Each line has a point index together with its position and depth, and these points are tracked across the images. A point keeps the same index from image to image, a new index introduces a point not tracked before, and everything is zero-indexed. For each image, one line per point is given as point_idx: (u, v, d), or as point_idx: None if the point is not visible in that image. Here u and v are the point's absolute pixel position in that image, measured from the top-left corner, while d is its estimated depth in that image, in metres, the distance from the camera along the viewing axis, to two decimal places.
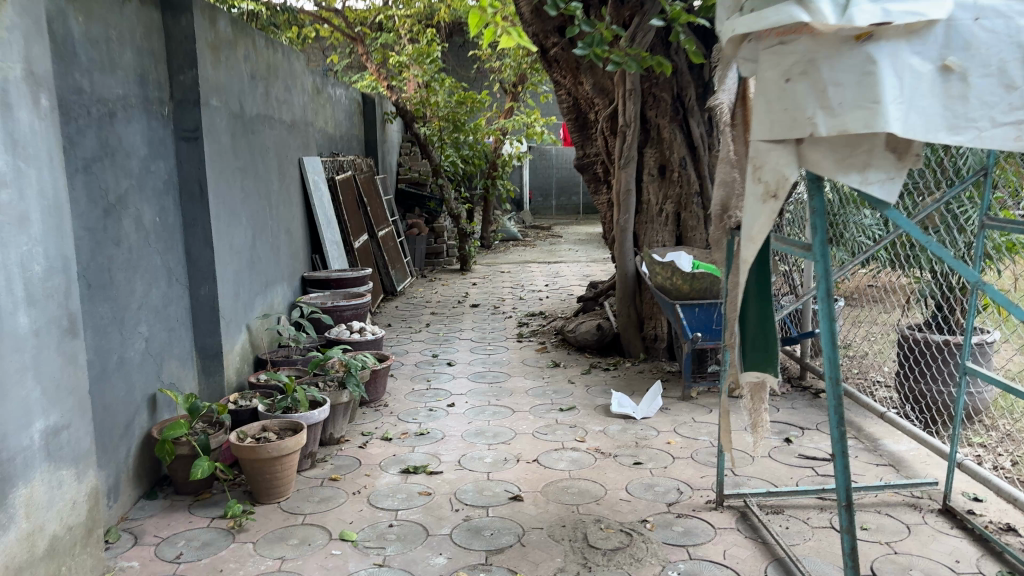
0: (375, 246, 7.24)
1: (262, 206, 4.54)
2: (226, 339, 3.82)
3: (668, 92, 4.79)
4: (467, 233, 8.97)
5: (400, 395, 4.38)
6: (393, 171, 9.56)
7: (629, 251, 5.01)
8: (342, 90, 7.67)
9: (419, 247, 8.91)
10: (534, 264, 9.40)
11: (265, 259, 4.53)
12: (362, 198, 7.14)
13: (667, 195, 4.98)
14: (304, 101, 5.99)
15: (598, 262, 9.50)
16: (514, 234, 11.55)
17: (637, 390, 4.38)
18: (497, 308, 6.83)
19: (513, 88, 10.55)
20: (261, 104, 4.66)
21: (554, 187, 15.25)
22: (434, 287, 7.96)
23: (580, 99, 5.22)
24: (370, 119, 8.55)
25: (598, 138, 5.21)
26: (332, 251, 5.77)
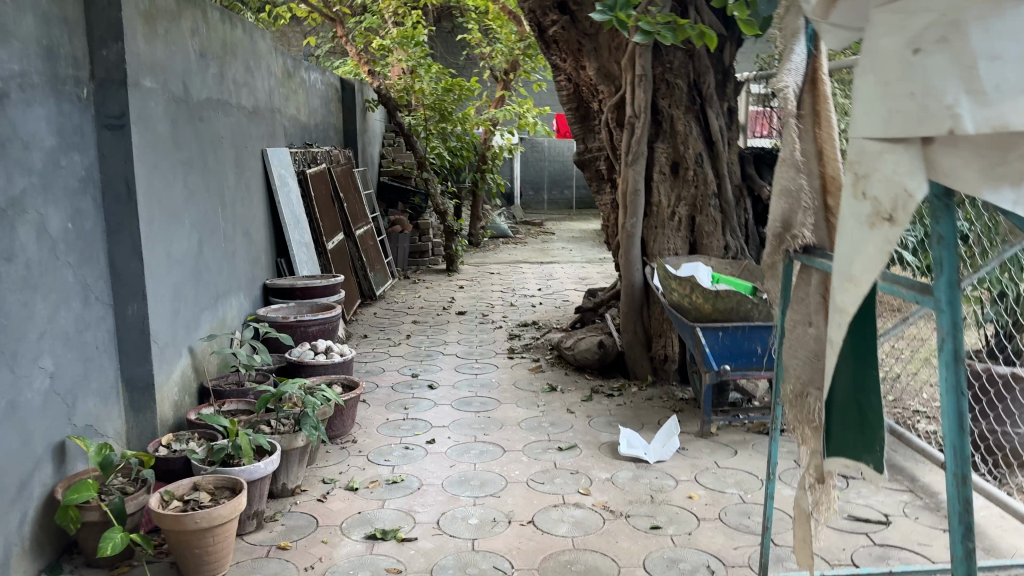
0: (352, 247, 6.61)
1: (213, 206, 3.90)
2: (160, 368, 3.19)
3: (683, 79, 4.26)
4: (454, 231, 8.34)
5: (371, 428, 3.76)
6: (374, 164, 8.90)
7: (637, 260, 4.41)
8: (318, 75, 7.06)
9: (402, 246, 8.26)
10: (525, 264, 8.80)
11: (215, 267, 3.89)
12: (338, 193, 6.50)
13: (681, 196, 4.37)
14: (271, 85, 5.34)
15: (593, 263, 8.91)
16: (505, 231, 10.92)
17: (647, 423, 3.78)
18: (486, 316, 6.21)
19: (504, 76, 9.88)
20: (212, 86, 4.01)
21: (546, 181, 14.62)
22: (418, 291, 7.33)
23: (581, 86, 4.62)
24: (349, 108, 7.90)
25: (601, 129, 4.61)
26: (300, 255, 5.13)
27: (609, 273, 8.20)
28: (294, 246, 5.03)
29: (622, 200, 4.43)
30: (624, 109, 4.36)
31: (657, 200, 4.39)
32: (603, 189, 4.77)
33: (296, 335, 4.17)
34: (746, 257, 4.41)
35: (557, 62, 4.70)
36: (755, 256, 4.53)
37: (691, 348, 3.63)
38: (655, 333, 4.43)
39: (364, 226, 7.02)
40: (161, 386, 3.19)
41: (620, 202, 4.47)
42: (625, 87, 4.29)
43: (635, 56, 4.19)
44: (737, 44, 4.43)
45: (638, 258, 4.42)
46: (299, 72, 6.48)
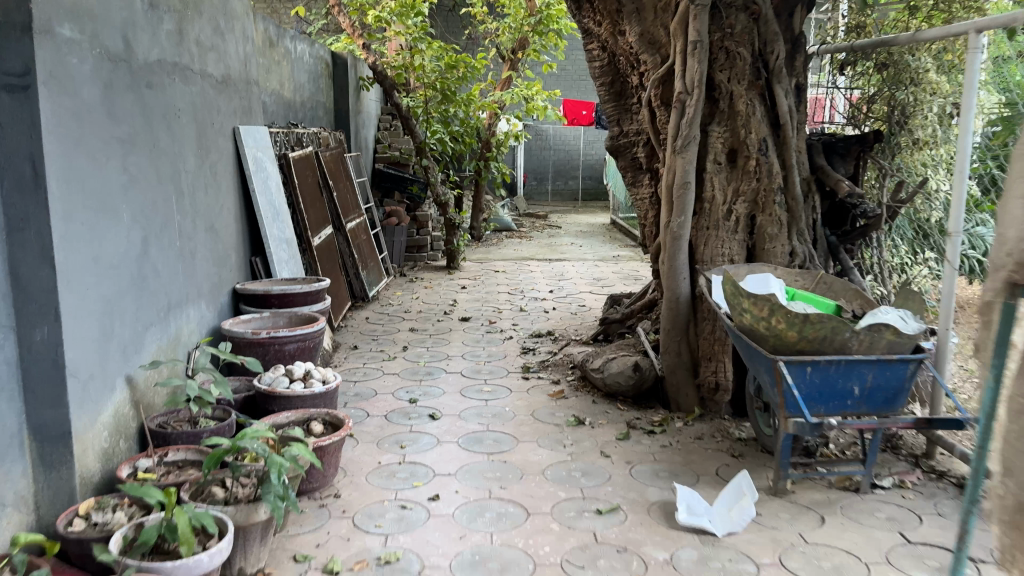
0: (342, 242, 5.84)
1: (165, 195, 3.13)
2: (82, 410, 2.41)
3: (747, 47, 3.49)
4: (456, 224, 7.57)
5: (359, 477, 3.01)
6: (369, 149, 8.09)
7: (685, 268, 3.65)
8: (306, 48, 6.26)
9: (398, 240, 7.49)
10: (532, 262, 8.05)
11: (165, 272, 3.11)
12: (326, 182, 5.71)
13: (739, 191, 3.61)
14: (250, 52, 4.55)
15: (606, 260, 8.16)
16: (509, 224, 10.14)
17: (704, 474, 3.04)
18: (493, 323, 5.44)
19: (511, 55, 9.04)
20: (167, 46, 3.22)
21: (550, 170, 13.86)
22: (415, 292, 6.56)
23: (617, 56, 3.85)
24: (341, 86, 7.10)
25: (641, 109, 3.84)
26: (279, 254, 4.35)
27: (626, 273, 7.44)
28: (272, 244, 4.25)
29: (668, 194, 3.66)
30: (673, 85, 3.59)
31: (710, 195, 3.63)
32: (640, 180, 4.00)
33: (269, 354, 3.42)
34: (815, 265, 3.67)
35: (589, 26, 3.92)
36: (823, 265, 3.80)
37: (764, 384, 2.89)
38: (703, 356, 3.69)
39: (356, 218, 6.24)
40: (83, 434, 2.41)
41: (663, 197, 3.71)
42: (676, 57, 3.52)
43: (689, 19, 3.42)
44: (809, 7, 3.67)
45: (685, 264, 3.65)
46: (284, 42, 5.69)
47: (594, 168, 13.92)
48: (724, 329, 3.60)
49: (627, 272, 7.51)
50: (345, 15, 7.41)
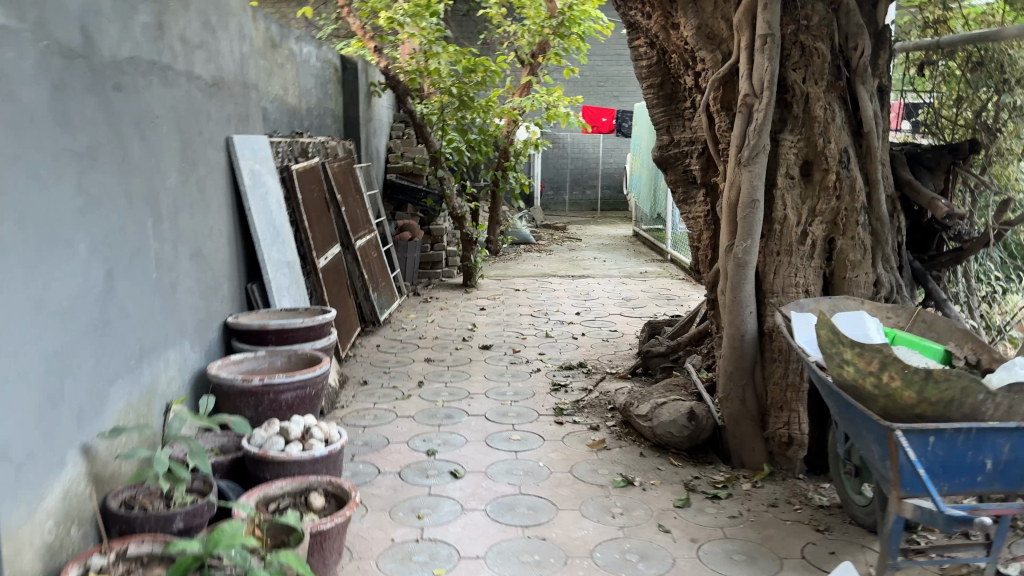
0: (350, 262, 5.33)
1: (137, 219, 2.61)
2: (17, 499, 1.89)
3: (825, 42, 2.96)
4: (473, 238, 7.04)
5: (368, 560, 2.47)
6: (380, 158, 7.58)
7: (751, 300, 3.10)
8: (313, 50, 5.77)
9: (411, 256, 7.00)
10: (554, 279, 7.51)
11: (137, 310, 2.60)
12: (334, 195, 5.21)
13: (815, 210, 3.07)
14: (248, 52, 4.06)
15: (633, 276, 7.61)
16: (527, 237, 9.61)
17: (789, 558, 2.49)
18: (517, 352, 4.90)
19: (530, 60, 8.53)
20: (142, 41, 2.71)
21: (568, 180, 13.34)
22: (429, 314, 6.03)
23: (667, 53, 3.32)
24: (351, 92, 6.60)
25: (695, 114, 3.31)
26: (278, 280, 3.83)
27: (655, 291, 6.88)
28: (270, 269, 3.73)
29: (730, 214, 3.12)
30: (737, 86, 3.06)
31: (782, 215, 3.07)
32: (693, 195, 3.46)
33: (264, 404, 2.91)
34: (903, 297, 3.12)
35: (635, 18, 3.40)
36: (910, 295, 3.24)
37: (867, 452, 2.34)
38: (771, 403, 3.14)
39: (367, 235, 5.74)
40: (17, 528, 1.89)
41: (724, 217, 3.16)
42: (742, 53, 3.00)
43: (758, 8, 2.91)
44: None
45: (751, 296, 3.10)
46: (288, 43, 5.20)
47: (613, 178, 13.38)
48: (797, 372, 3.05)
49: (656, 289, 6.95)
50: (356, 18, 6.98)
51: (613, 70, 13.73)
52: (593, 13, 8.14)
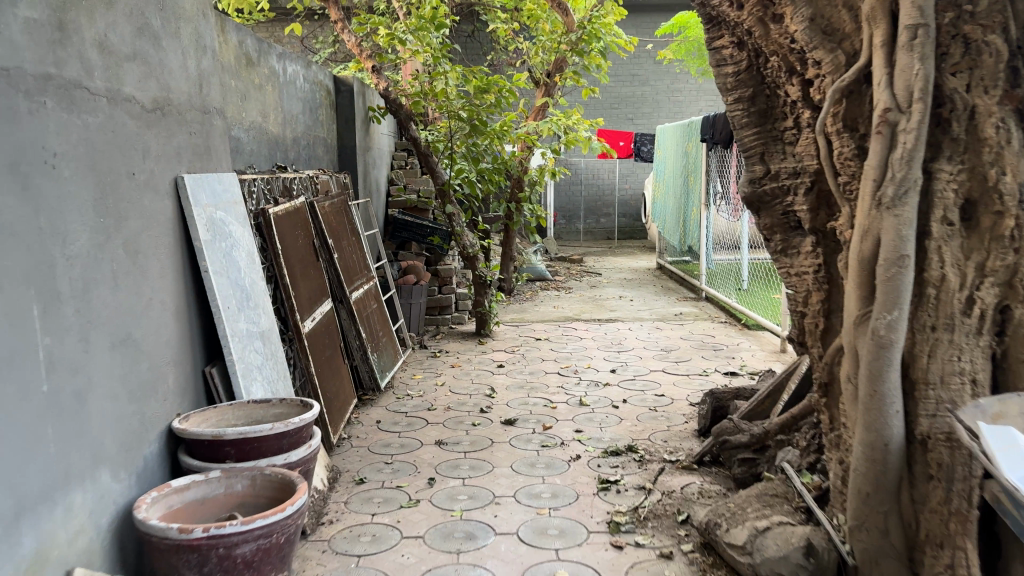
0: (344, 318, 4.44)
1: (12, 308, 1.74)
2: None
3: (1002, 33, 2.08)
4: (486, 280, 6.17)
5: None
6: (381, 191, 6.74)
7: (896, 395, 2.23)
8: (300, 70, 4.94)
9: (417, 303, 6.07)
10: (577, 322, 6.63)
11: (8, 447, 1.71)
12: (325, 240, 4.35)
13: (988, 269, 2.17)
14: (211, 67, 3.21)
15: (668, 318, 6.72)
16: (543, 272, 8.74)
17: None
18: (548, 428, 3.99)
19: (545, 80, 7.72)
20: (25, 46, 1.86)
21: (581, 208, 12.52)
22: (439, 373, 5.14)
23: (760, 55, 2.47)
24: (348, 117, 5.76)
25: (801, 136, 2.45)
26: (247, 358, 2.96)
27: (696, 338, 5.97)
28: (234, 346, 2.85)
29: (863, 274, 2.26)
30: (869, 97, 2.20)
31: (938, 274, 2.20)
32: (797, 243, 2.59)
33: (210, 563, 2.02)
34: None
35: (716, 10, 2.55)
36: None
37: None
38: (926, 536, 2.24)
39: (365, 283, 4.86)
40: None
41: (853, 277, 2.30)
42: (876, 51, 2.15)
43: None
44: None
45: (898, 388, 2.22)
46: (269, 60, 4.37)
47: (630, 205, 12.56)
48: (966, 495, 2.12)
49: (696, 335, 6.04)
50: (351, 34, 6.17)
51: (627, 92, 12.98)
52: (615, 27, 7.32)
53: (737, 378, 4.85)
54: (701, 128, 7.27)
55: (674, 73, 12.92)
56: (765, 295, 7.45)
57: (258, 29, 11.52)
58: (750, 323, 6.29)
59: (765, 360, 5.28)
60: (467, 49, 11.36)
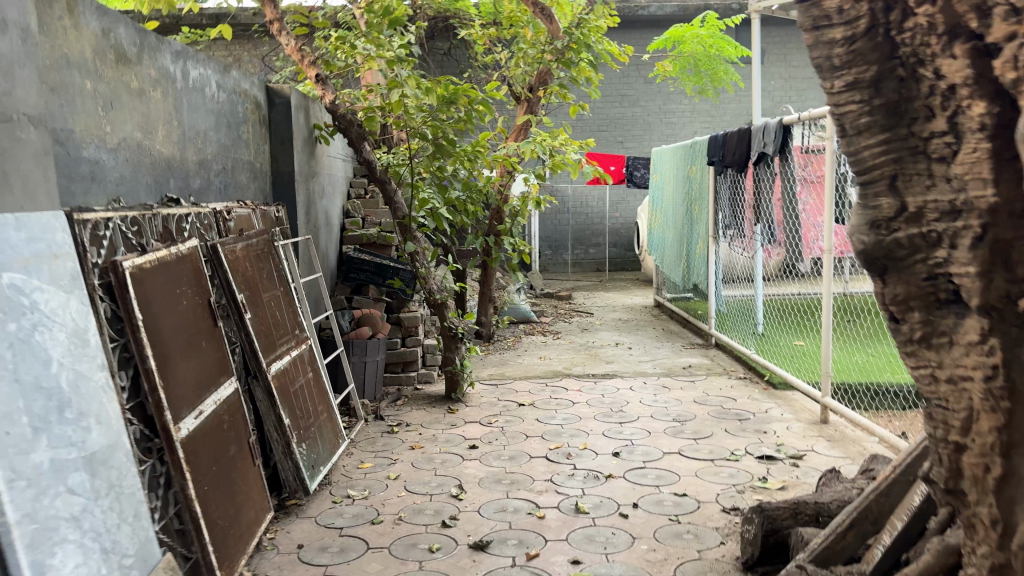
0: (259, 398, 3.33)
1: None
2: None
3: None
4: (457, 332, 5.06)
5: None
6: (335, 226, 5.66)
7: None
8: (213, 75, 3.87)
9: (373, 362, 4.95)
10: (569, 379, 5.52)
11: None
12: (233, 297, 3.25)
13: None
14: (15, 51, 2.12)
15: (675, 372, 5.64)
16: (528, 313, 7.66)
17: None
18: (533, 557, 2.88)
19: (528, 95, 6.69)
20: None
21: (569, 238, 11.50)
22: (394, 459, 4.01)
23: (893, 5, 1.39)
24: (283, 135, 4.67)
25: (968, 147, 1.37)
26: (48, 510, 1.85)
27: (712, 401, 4.87)
28: (13, 498, 1.74)
29: None
30: None
31: None
32: (950, 329, 1.51)
33: None
34: None
35: None
36: None
37: None
38: None
39: (296, 347, 3.76)
40: None
41: None
42: None
43: None
44: None
45: None
46: (158, 59, 3.28)
47: (622, 234, 11.56)
48: None
49: (713, 398, 4.95)
50: (291, 36, 5.10)
51: (616, 113, 12.03)
52: (607, 32, 6.26)
53: (775, 468, 3.75)
54: (709, 148, 6.24)
55: (668, 93, 11.98)
56: (784, 342, 6.37)
57: (215, 49, 10.59)
58: (776, 382, 5.19)
59: (805, 437, 4.18)
60: (443, 67, 10.40)
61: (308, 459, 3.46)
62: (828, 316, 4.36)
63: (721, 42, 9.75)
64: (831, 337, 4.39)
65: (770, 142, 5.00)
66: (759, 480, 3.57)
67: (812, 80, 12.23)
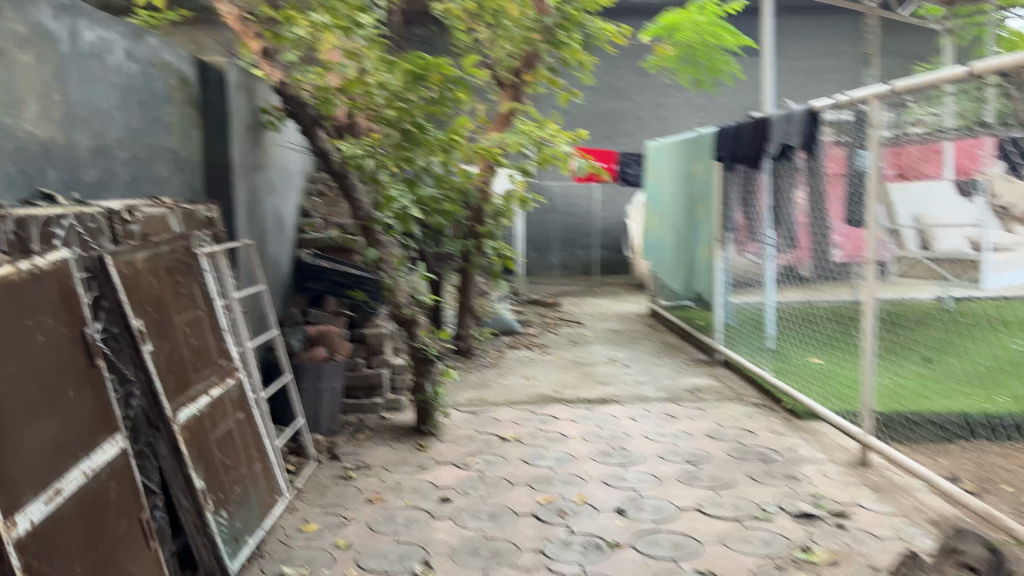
0: (163, 456, 2.58)
1: None
2: None
3: None
4: (429, 354, 4.27)
5: None
6: (289, 228, 4.88)
7: None
8: (120, 40, 3.09)
9: (328, 389, 4.18)
10: (560, 405, 4.79)
11: None
12: (126, 324, 2.50)
13: None
14: None
15: (682, 396, 4.93)
16: (511, 323, 6.92)
17: None
18: None
19: (512, 80, 5.97)
20: None
21: (556, 239, 10.79)
22: (347, 518, 3.23)
23: None
24: (218, 120, 3.90)
25: None
26: None
27: (728, 437, 4.15)
28: None
29: None
30: None
31: None
32: None
33: None
34: None
35: None
36: None
37: None
38: None
39: (218, 382, 3.02)
40: None
41: None
42: None
43: None
44: None
45: None
46: (31, 11, 2.50)
47: (612, 235, 10.86)
48: None
49: (728, 431, 4.23)
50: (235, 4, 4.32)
51: (605, 107, 11.32)
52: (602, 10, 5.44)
53: (817, 531, 3.03)
54: (716, 142, 5.53)
55: (661, 85, 11.30)
56: (800, 359, 5.64)
57: (177, 34, 9.79)
58: (800, 412, 4.45)
59: (847, 487, 3.46)
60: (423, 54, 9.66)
61: (229, 530, 2.74)
62: (870, 338, 3.66)
63: (720, 29, 9.08)
64: (874, 362, 3.69)
65: (794, 135, 4.27)
66: (801, 550, 2.85)
67: (812, 73, 11.60)
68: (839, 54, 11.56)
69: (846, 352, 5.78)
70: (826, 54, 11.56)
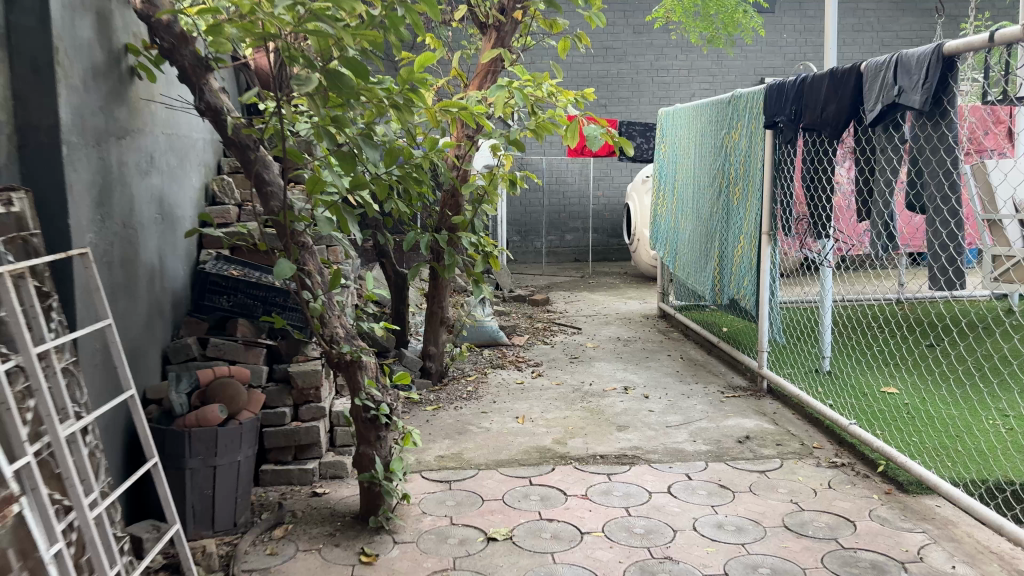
0: None
1: None
2: None
3: None
4: (380, 414, 2.89)
5: None
6: (181, 221, 3.44)
7: None
8: None
9: (227, 467, 2.81)
10: (566, 467, 3.45)
11: None
12: None
13: None
14: None
15: (731, 450, 3.61)
16: (495, 333, 5.57)
17: None
18: None
19: (496, 19, 4.47)
20: None
21: (543, 222, 9.42)
22: None
23: None
24: (33, 62, 2.42)
25: None
26: None
27: (818, 533, 2.84)
28: None
29: None
30: None
31: None
32: None
33: None
34: None
35: None
36: None
37: None
38: None
39: None
40: None
41: None
42: None
43: None
44: None
45: None
46: None
47: (606, 217, 9.51)
48: None
49: (816, 521, 2.92)
50: None
51: (598, 70, 9.89)
52: None
53: None
54: (768, 104, 4.15)
55: (661, 45, 9.90)
56: (868, 388, 4.33)
57: None
58: (906, 483, 3.20)
59: None
60: None
61: None
62: None
63: None
64: None
65: (916, 88, 2.91)
66: None
67: None
68: (861, 11, 10.23)
69: (923, 377, 4.51)
70: (847, 11, 10.22)
